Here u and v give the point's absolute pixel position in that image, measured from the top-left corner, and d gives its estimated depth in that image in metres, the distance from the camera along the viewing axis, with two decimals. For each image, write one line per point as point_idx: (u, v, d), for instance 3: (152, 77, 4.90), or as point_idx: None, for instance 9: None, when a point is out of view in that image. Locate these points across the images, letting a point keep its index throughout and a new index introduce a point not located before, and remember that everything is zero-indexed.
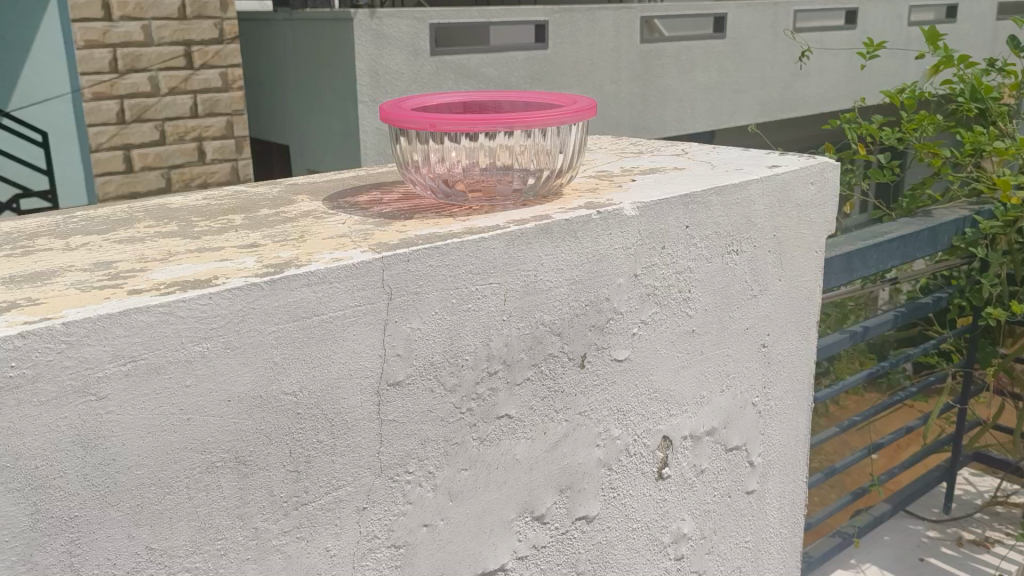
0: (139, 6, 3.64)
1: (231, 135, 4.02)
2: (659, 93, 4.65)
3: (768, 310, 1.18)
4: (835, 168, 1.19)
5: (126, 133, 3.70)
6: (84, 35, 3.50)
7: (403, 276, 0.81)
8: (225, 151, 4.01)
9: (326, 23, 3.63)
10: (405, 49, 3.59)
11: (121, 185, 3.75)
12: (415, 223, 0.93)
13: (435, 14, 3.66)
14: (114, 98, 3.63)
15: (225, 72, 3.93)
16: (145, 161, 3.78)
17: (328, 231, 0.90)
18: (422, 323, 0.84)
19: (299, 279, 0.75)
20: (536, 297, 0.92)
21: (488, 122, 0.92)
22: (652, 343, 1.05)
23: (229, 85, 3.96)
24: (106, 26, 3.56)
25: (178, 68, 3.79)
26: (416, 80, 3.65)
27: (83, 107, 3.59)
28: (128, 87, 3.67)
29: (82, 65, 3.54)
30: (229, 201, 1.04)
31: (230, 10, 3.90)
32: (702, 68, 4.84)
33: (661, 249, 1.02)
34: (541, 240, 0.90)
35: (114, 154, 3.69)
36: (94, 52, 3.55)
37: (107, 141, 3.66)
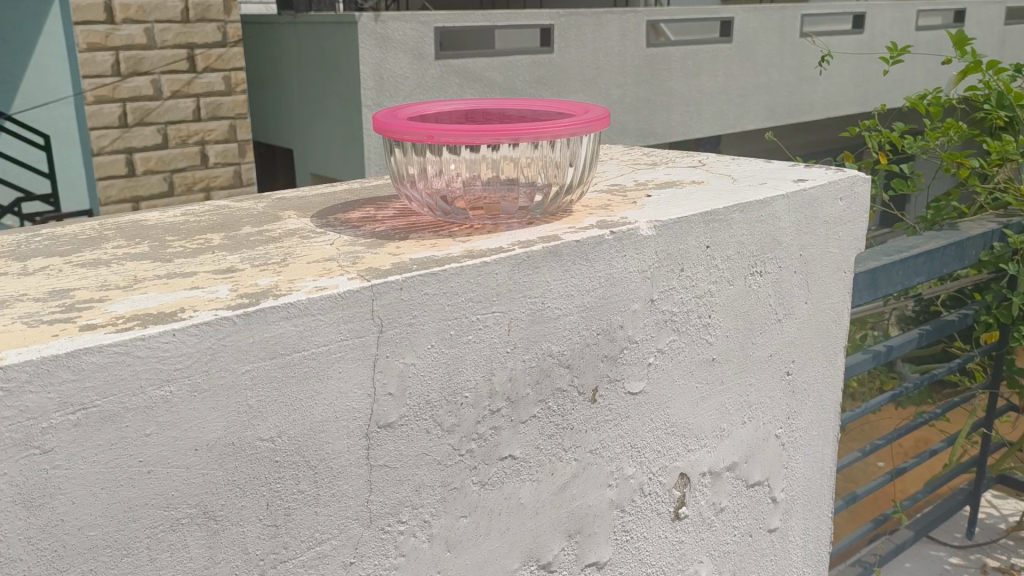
0: (141, 8, 3.55)
1: (234, 139, 3.91)
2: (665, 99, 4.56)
3: (793, 335, 1.09)
4: (866, 182, 1.10)
5: (128, 136, 3.62)
6: (86, 38, 3.43)
7: (396, 306, 0.73)
8: (228, 155, 3.91)
9: (330, 27, 3.55)
10: (410, 53, 3.51)
11: (123, 189, 3.66)
12: (409, 244, 0.84)
13: (440, 17, 3.58)
14: (116, 101, 3.56)
15: (228, 75, 3.84)
16: (148, 165, 3.69)
17: (314, 253, 0.81)
18: (416, 357, 0.75)
19: (277, 312, 0.67)
20: (544, 326, 0.83)
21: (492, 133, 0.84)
22: (669, 373, 0.96)
23: (232, 89, 3.87)
24: (109, 29, 3.48)
25: (181, 72, 3.69)
26: (420, 85, 3.57)
27: (83, 109, 3.53)
28: (131, 90, 3.60)
29: (84, 67, 3.47)
30: (208, 218, 0.95)
31: (235, 14, 3.81)
32: (710, 72, 4.75)
33: (679, 271, 0.93)
34: (549, 264, 0.82)
35: (117, 155, 3.61)
36: (96, 55, 3.47)
37: (110, 145, 3.59)
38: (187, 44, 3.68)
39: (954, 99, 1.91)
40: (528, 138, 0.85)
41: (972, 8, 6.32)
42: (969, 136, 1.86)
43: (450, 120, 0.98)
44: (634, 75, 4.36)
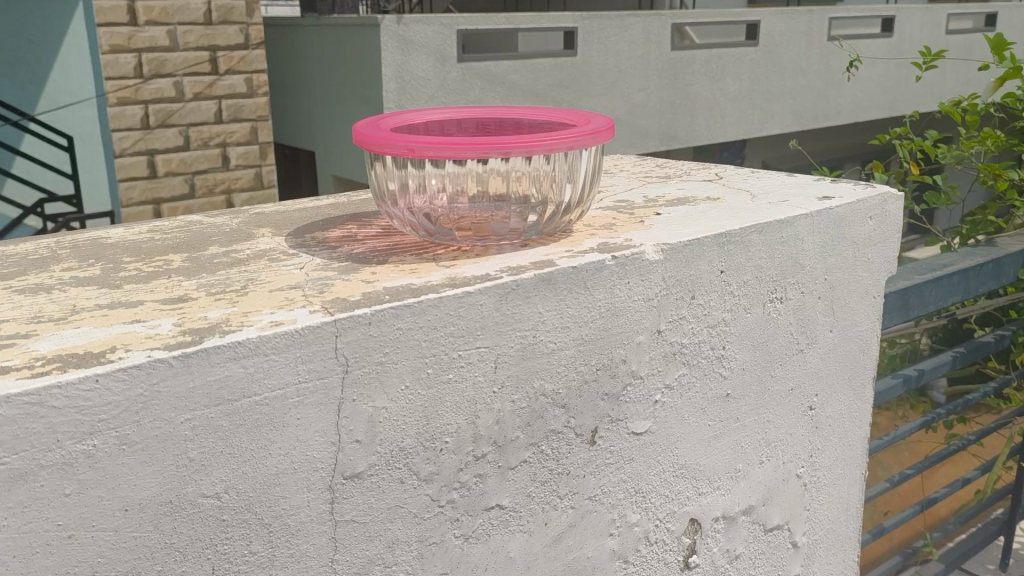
0: (165, 10, 3.45)
1: (255, 141, 3.81)
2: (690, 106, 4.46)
3: (817, 366, 0.99)
4: (899, 199, 1.00)
5: (150, 139, 3.50)
6: (108, 40, 3.32)
7: (363, 344, 0.65)
8: (249, 156, 3.81)
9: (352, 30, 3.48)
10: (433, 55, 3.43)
11: (145, 190, 3.54)
12: (387, 268, 0.76)
13: (463, 19, 3.49)
14: (139, 103, 3.44)
15: (250, 78, 3.74)
16: (169, 167, 3.59)
17: (281, 279, 0.73)
18: (388, 400, 0.67)
19: (223, 352, 0.58)
20: (536, 362, 0.75)
21: (478, 148, 0.75)
22: (678, 411, 0.87)
23: (254, 92, 3.77)
24: (132, 31, 3.38)
25: (203, 75, 3.59)
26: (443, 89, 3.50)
27: (106, 111, 3.36)
28: (152, 92, 3.48)
29: (107, 69, 3.35)
30: (171, 236, 0.87)
31: (256, 16, 3.73)
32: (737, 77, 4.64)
33: (690, 299, 0.84)
34: (541, 293, 0.73)
35: (139, 156, 3.49)
36: (119, 57, 3.36)
37: (130, 147, 3.46)
38: (209, 46, 3.60)
39: (992, 106, 1.80)
40: (520, 151, 0.76)
41: (1004, 11, 6.16)
42: (1008, 145, 1.74)
43: (442, 130, 0.91)
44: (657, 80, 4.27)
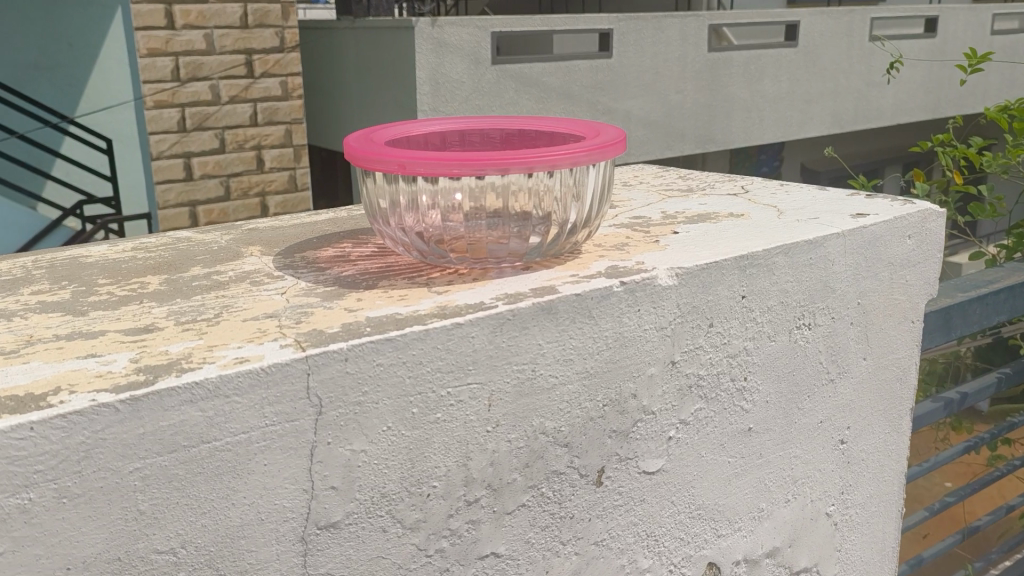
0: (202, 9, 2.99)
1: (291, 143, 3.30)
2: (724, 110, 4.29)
3: (849, 397, 0.92)
4: (941, 216, 0.92)
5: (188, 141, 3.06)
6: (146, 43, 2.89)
7: (339, 382, 0.59)
8: (285, 158, 3.30)
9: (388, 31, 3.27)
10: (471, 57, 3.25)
11: (180, 193, 3.09)
12: (375, 294, 0.70)
13: (497, 21, 3.32)
14: (176, 107, 2.99)
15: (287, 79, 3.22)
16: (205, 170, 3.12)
17: (258, 307, 0.68)
18: (367, 442, 0.61)
19: (177, 394, 0.53)
20: (535, 398, 0.68)
21: (474, 164, 0.68)
22: (694, 448, 0.80)
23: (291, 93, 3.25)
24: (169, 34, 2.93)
25: (240, 76, 3.11)
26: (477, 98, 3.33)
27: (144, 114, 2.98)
28: (189, 95, 3.03)
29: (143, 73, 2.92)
30: (153, 255, 0.82)
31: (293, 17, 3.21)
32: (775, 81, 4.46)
33: (708, 327, 0.77)
34: (540, 322, 0.67)
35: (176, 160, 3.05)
36: (156, 60, 2.92)
37: (168, 150, 3.02)
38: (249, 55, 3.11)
39: None
40: (520, 167, 0.69)
41: None
42: None
43: (442, 142, 0.86)
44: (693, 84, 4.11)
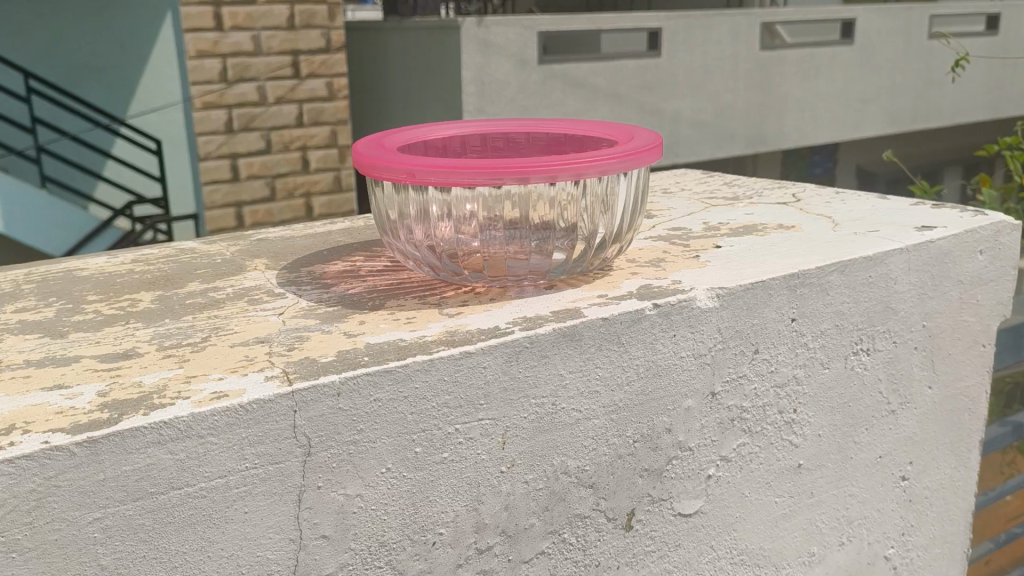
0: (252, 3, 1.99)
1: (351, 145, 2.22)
2: (849, 75, 2.98)
3: (911, 430, 0.83)
4: (1015, 229, 0.83)
5: (232, 145, 2.00)
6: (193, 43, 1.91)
7: (329, 421, 0.52)
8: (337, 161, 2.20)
9: None
10: (519, 31, 2.22)
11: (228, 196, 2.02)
12: (381, 316, 0.63)
13: None
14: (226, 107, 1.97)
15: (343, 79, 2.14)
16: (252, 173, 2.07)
17: (251, 330, 0.61)
18: (363, 486, 0.54)
19: (143, 436, 0.47)
20: (555, 435, 0.61)
21: (491, 173, 0.61)
22: (737, 487, 0.72)
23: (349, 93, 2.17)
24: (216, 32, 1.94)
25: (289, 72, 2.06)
26: (517, 89, 2.24)
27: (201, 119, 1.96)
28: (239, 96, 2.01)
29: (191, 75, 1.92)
30: (151, 269, 0.77)
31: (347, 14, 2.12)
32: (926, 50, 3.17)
33: (752, 354, 0.70)
34: (563, 350, 0.60)
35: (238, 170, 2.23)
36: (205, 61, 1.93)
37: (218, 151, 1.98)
38: (292, 47, 2.06)
39: None
40: (543, 176, 0.62)
41: None
42: None
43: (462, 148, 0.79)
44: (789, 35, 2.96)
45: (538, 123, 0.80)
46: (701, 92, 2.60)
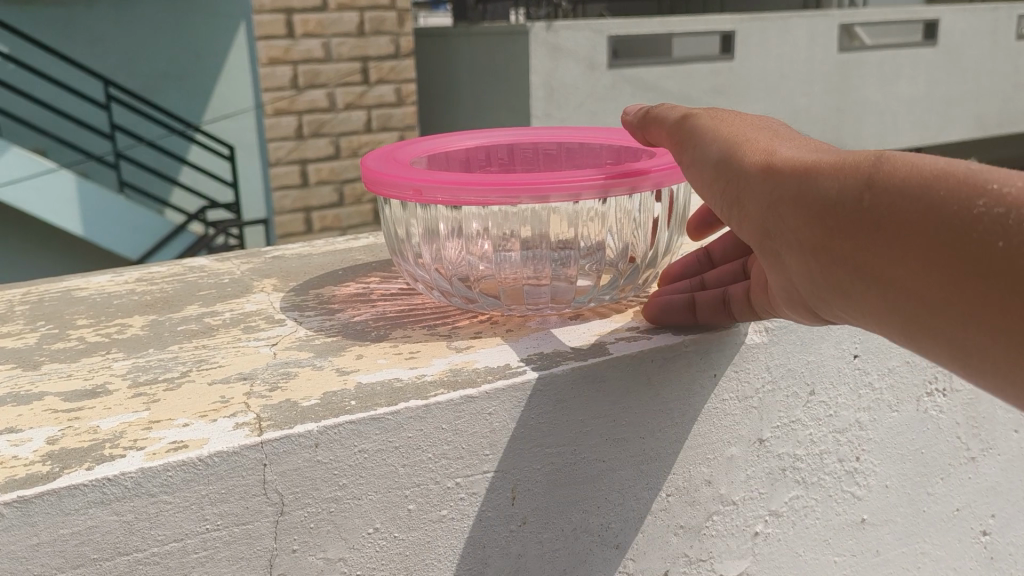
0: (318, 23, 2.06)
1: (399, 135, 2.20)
2: (930, 76, 2.81)
3: (995, 480, 0.71)
4: None
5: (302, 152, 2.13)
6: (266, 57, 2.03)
7: (305, 476, 0.45)
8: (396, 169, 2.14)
9: None
10: (590, 35, 2.12)
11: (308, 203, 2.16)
12: (382, 348, 0.57)
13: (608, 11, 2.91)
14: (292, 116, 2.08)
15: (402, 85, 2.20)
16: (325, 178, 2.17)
17: (238, 363, 0.55)
18: (346, 549, 0.48)
19: (84, 494, 0.40)
20: (573, 489, 0.54)
21: (502, 189, 0.53)
22: (789, 546, 0.63)
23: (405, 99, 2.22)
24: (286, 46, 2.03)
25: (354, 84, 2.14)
26: (587, 93, 2.15)
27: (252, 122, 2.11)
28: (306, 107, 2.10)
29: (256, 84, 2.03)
30: (152, 289, 0.72)
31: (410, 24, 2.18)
32: (1017, 51, 2.97)
33: (808, 396, 0.61)
34: (583, 393, 0.52)
35: (290, 168, 2.13)
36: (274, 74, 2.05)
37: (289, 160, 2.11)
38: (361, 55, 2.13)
39: None
40: (562, 193, 0.53)
41: None
42: None
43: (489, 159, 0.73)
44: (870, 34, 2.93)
45: (572, 132, 0.72)
46: (776, 95, 2.47)
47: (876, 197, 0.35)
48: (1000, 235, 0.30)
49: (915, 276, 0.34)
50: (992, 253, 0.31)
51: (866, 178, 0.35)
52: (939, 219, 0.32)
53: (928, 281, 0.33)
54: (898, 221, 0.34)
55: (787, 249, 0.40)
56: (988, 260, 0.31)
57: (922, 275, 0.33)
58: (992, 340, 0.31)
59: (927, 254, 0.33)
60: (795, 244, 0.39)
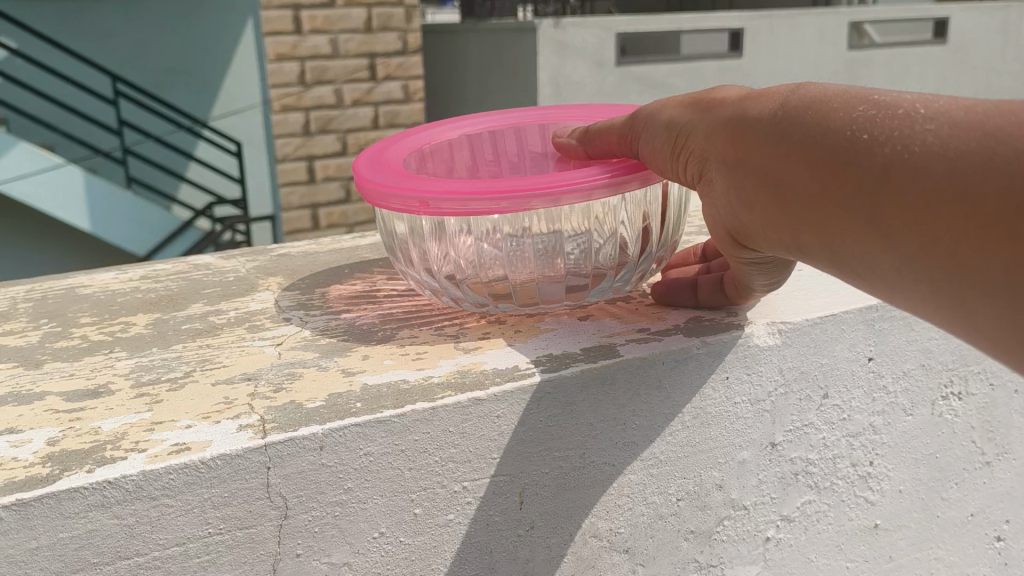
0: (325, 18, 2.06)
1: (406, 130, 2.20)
2: (940, 74, 2.78)
3: (1009, 485, 0.70)
4: None
5: (309, 147, 2.12)
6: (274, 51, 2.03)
7: (307, 481, 0.45)
8: None
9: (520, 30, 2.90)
10: (598, 32, 2.11)
11: (310, 198, 2.16)
12: (389, 348, 0.56)
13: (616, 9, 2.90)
14: (299, 111, 2.08)
15: (410, 83, 2.19)
16: (331, 173, 2.16)
17: (242, 362, 0.55)
18: (351, 554, 0.47)
19: (84, 497, 0.40)
20: (582, 493, 0.53)
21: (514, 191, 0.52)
22: (801, 551, 0.62)
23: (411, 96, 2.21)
24: (295, 40, 2.04)
25: (362, 80, 2.13)
26: (595, 91, 2.14)
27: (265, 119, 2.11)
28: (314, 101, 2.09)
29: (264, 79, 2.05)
30: (156, 287, 0.71)
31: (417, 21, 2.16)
32: None
33: (821, 400, 0.60)
34: (592, 395, 0.51)
35: (298, 165, 2.12)
36: (283, 66, 2.05)
37: (295, 155, 2.11)
38: (369, 50, 2.13)
39: None
40: (576, 193, 0.52)
41: None
42: None
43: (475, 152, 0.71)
44: (879, 32, 2.91)
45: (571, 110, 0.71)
46: None
47: (788, 114, 0.41)
48: (867, 130, 0.37)
49: (868, 195, 0.36)
50: (858, 144, 0.37)
51: (783, 103, 0.42)
52: (898, 143, 0.35)
53: (815, 179, 0.39)
54: (800, 132, 0.40)
55: (713, 170, 0.46)
56: (856, 150, 0.37)
57: (810, 173, 0.39)
58: (928, 250, 0.34)
59: (883, 175, 0.35)
60: (720, 166, 0.45)
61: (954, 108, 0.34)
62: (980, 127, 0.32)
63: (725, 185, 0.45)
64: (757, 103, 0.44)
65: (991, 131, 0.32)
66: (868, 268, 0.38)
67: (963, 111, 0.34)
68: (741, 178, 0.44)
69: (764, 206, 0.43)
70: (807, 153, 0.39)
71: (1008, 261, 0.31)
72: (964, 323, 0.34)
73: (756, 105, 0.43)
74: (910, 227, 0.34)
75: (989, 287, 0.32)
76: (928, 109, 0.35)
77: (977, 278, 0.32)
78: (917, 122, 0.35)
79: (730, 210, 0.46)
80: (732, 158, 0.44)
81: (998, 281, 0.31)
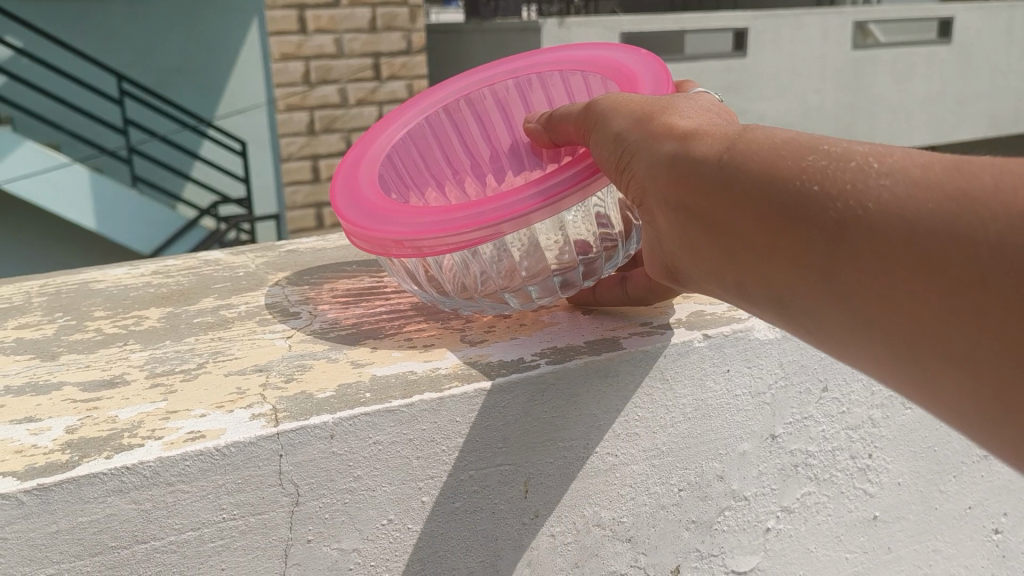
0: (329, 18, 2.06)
1: None
2: (945, 73, 2.79)
3: (1007, 478, 0.70)
4: None
5: (313, 146, 2.13)
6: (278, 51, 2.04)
7: (319, 468, 0.46)
8: None
9: None
10: (602, 32, 2.12)
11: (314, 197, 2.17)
12: (396, 342, 0.57)
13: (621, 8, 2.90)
14: (303, 111, 2.08)
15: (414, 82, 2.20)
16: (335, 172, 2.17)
17: (253, 355, 0.56)
18: (360, 540, 0.48)
19: (102, 483, 0.41)
20: (588, 483, 0.54)
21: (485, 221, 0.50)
22: (801, 542, 0.63)
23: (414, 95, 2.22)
24: (299, 40, 2.04)
25: (366, 79, 2.14)
26: None
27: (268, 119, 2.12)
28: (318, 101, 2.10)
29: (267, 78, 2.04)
30: (167, 282, 0.72)
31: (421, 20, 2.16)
32: None
33: (820, 393, 0.61)
34: (594, 387, 0.52)
35: (302, 164, 2.13)
36: (286, 66, 2.05)
37: (300, 154, 2.12)
38: (373, 49, 2.13)
39: None
40: (543, 208, 0.49)
41: None
42: None
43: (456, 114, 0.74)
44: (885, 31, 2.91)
45: (567, 54, 0.70)
46: (789, 93, 2.46)
47: (732, 156, 0.37)
48: (818, 181, 0.33)
49: (824, 252, 0.33)
50: (811, 197, 0.33)
51: (726, 142, 0.38)
52: (850, 199, 0.32)
53: (767, 230, 0.35)
54: (747, 176, 0.36)
55: (658, 209, 0.42)
56: (809, 203, 0.33)
57: (762, 222, 0.35)
58: (900, 316, 0.31)
59: (839, 233, 0.32)
60: (664, 207, 0.41)
61: (913, 162, 0.31)
62: (942, 188, 0.29)
63: (671, 226, 0.41)
64: (695, 140, 0.40)
65: (959, 191, 0.29)
66: (822, 323, 0.34)
67: (925, 167, 0.30)
68: (687, 220, 0.40)
69: (710, 249, 0.39)
70: (758, 202, 0.36)
71: (991, 338, 0.28)
72: (939, 394, 0.31)
73: (699, 143, 0.39)
74: (873, 289, 0.31)
75: (970, 362, 0.29)
76: (884, 163, 0.32)
77: (958, 351, 0.29)
78: (872, 176, 0.31)
79: (672, 246, 0.42)
80: (674, 200, 0.40)
81: (978, 355, 0.28)
